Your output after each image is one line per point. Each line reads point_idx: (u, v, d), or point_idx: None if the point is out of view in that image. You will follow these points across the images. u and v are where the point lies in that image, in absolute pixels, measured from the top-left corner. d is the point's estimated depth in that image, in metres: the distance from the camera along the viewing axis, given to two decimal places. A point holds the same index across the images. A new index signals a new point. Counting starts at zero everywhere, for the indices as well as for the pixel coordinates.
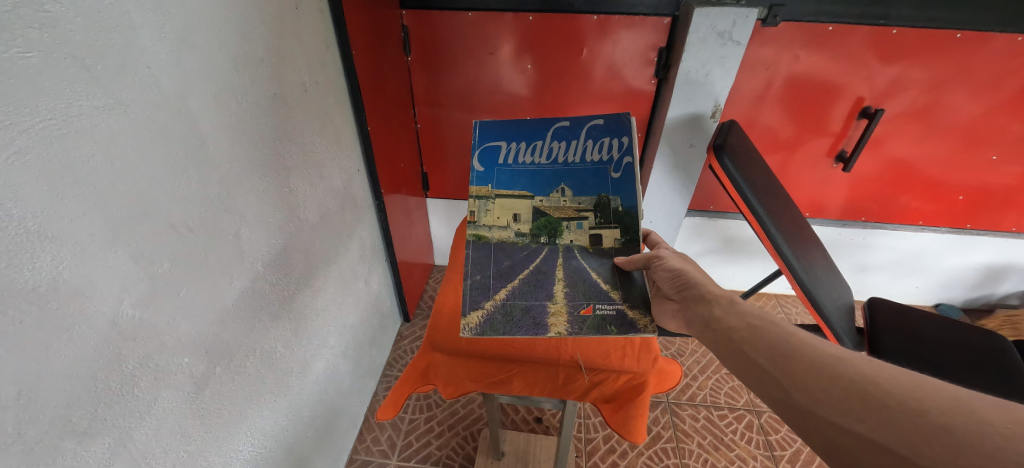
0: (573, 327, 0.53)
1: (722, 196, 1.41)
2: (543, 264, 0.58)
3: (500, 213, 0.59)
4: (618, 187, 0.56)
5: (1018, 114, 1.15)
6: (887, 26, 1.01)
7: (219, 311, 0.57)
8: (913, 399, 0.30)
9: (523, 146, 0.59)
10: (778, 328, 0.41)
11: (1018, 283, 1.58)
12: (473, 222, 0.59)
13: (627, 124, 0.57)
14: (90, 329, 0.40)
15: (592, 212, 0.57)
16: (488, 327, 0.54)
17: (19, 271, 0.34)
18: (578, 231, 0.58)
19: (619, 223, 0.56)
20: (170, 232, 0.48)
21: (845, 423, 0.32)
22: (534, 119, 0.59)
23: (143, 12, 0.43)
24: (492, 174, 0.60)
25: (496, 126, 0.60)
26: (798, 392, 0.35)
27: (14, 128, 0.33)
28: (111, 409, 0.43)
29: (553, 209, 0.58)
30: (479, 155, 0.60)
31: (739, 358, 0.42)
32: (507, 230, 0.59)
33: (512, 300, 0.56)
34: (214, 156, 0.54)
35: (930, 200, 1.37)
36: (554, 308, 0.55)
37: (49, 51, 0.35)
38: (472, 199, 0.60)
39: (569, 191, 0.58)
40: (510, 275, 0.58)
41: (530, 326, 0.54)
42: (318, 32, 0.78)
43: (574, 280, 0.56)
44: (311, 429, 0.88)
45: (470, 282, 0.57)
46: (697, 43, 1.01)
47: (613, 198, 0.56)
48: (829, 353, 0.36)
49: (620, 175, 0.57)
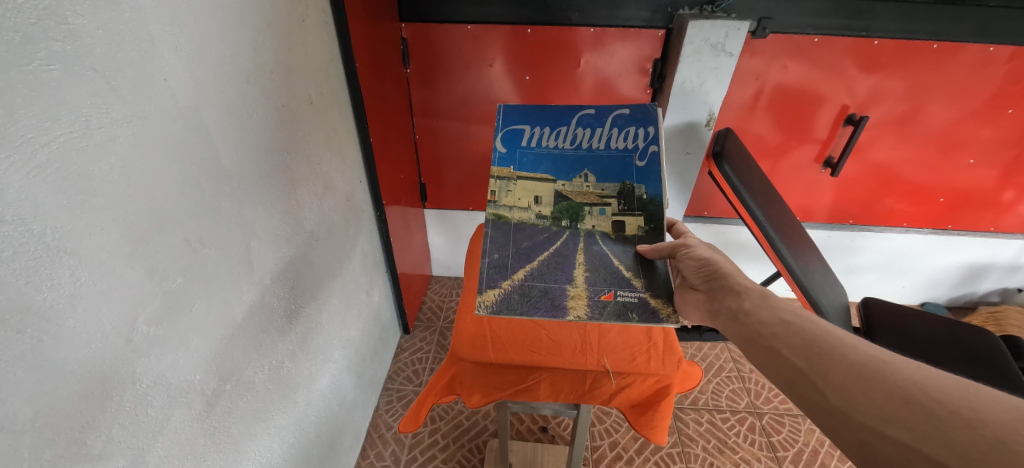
0: (594, 312, 0.53)
1: (715, 202, 1.45)
2: (563, 247, 0.58)
3: (522, 194, 0.59)
4: (643, 176, 0.58)
5: (989, 120, 1.21)
6: (869, 38, 1.07)
7: (229, 328, 0.56)
8: (967, 409, 0.30)
9: (547, 130, 0.61)
10: (814, 324, 0.42)
11: (997, 280, 1.64)
12: (494, 202, 0.59)
13: (653, 115, 0.59)
14: (107, 345, 0.39)
15: (616, 199, 0.58)
16: (505, 306, 0.54)
17: (37, 288, 0.33)
18: (600, 216, 0.58)
19: (643, 211, 0.58)
20: (184, 246, 0.47)
21: (886, 429, 0.32)
22: (561, 105, 0.61)
23: (160, 25, 0.42)
24: (514, 156, 0.61)
25: (520, 110, 0.61)
26: (835, 394, 0.36)
27: (35, 141, 0.32)
28: (125, 430, 0.42)
29: (576, 194, 0.59)
30: (502, 136, 0.61)
31: (772, 355, 0.42)
32: (528, 212, 0.59)
33: (531, 281, 0.56)
34: (226, 168, 0.53)
35: (912, 202, 1.43)
36: (575, 292, 0.55)
37: (72, 64, 0.34)
38: (494, 179, 0.59)
39: (592, 177, 0.59)
40: (530, 256, 0.58)
41: (548, 307, 0.54)
42: (323, 44, 0.79)
43: (594, 265, 0.56)
44: (317, 446, 0.86)
45: (489, 261, 0.58)
46: (690, 54, 1.05)
47: (637, 186, 0.58)
48: (872, 355, 0.36)
49: (645, 164, 0.59)
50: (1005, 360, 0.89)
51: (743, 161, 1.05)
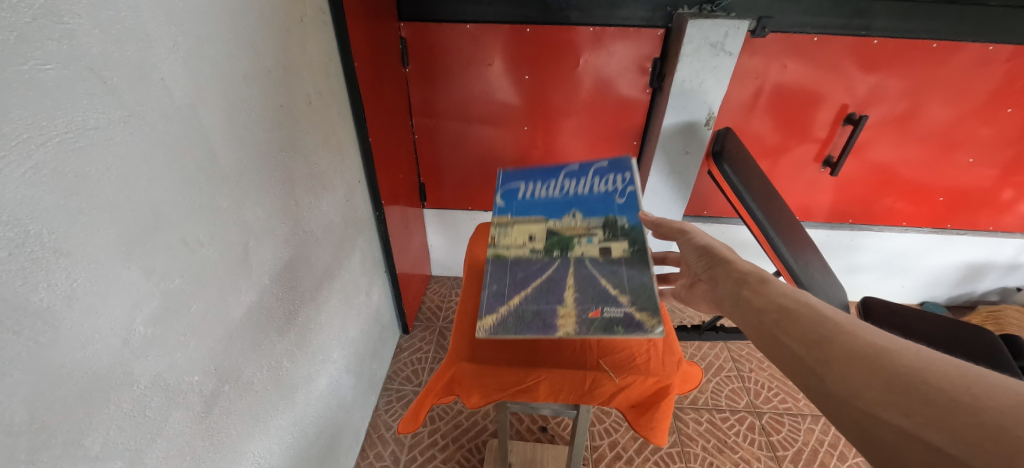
0: (581, 328, 0.52)
1: (714, 201, 1.45)
2: (554, 273, 0.58)
3: (517, 234, 0.65)
4: (624, 209, 0.64)
5: (988, 119, 1.21)
6: (868, 37, 1.07)
7: (227, 329, 0.56)
8: (967, 396, 0.29)
9: (540, 185, 0.71)
10: (816, 312, 0.42)
11: (996, 279, 1.64)
12: (492, 243, 0.64)
13: (627, 164, 0.70)
14: (104, 346, 0.39)
15: (601, 230, 0.62)
16: (501, 329, 0.53)
17: (34, 289, 0.33)
18: (588, 245, 0.61)
19: (626, 237, 0.60)
20: (182, 247, 0.47)
21: (885, 414, 0.32)
22: (552, 167, 0.72)
23: (158, 25, 0.42)
24: (510, 207, 0.69)
25: (517, 172, 0.74)
26: (834, 381, 0.36)
27: (32, 141, 0.32)
28: (124, 431, 0.42)
29: (565, 229, 0.63)
30: (501, 193, 0.71)
31: (772, 342, 0.42)
32: (523, 248, 0.63)
33: (524, 305, 0.55)
34: (223, 168, 0.53)
35: (911, 201, 1.43)
36: (564, 311, 0.54)
37: (68, 63, 0.34)
38: (493, 225, 0.67)
39: (580, 214, 0.65)
40: (524, 284, 0.58)
41: (538, 327, 0.53)
42: (322, 44, 0.79)
43: (583, 286, 0.56)
44: (316, 447, 0.86)
45: (488, 291, 0.58)
46: (690, 54, 1.05)
47: (619, 218, 0.63)
48: (873, 343, 0.36)
49: (626, 200, 0.65)
50: (1003, 354, 0.90)
51: (743, 161, 1.05)
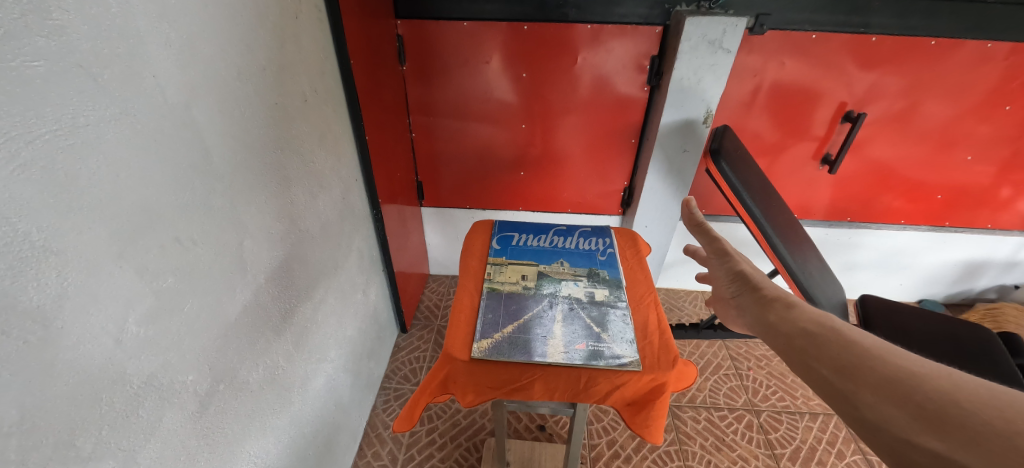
0: (570, 356, 0.66)
1: (713, 199, 1.45)
2: (544, 309, 0.76)
3: (512, 273, 0.84)
4: (604, 264, 0.88)
5: (986, 117, 1.21)
6: (867, 34, 1.07)
7: (222, 328, 0.56)
8: (1001, 419, 0.28)
9: (529, 236, 0.96)
10: (841, 334, 0.40)
11: (994, 277, 1.65)
12: (491, 279, 0.82)
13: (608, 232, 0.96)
14: (96, 346, 0.38)
15: (585, 277, 0.84)
16: (495, 351, 0.67)
17: (23, 288, 0.32)
18: (573, 287, 0.82)
19: (607, 286, 0.82)
20: (175, 245, 0.46)
21: (921, 440, 0.30)
22: (537, 224, 1.00)
23: (149, 20, 0.42)
24: (506, 250, 0.91)
25: (511, 223, 0.99)
26: (865, 406, 0.34)
27: (20, 138, 0.31)
28: (116, 432, 0.41)
29: (554, 272, 0.86)
30: (497, 239, 0.93)
31: (800, 367, 0.41)
32: (517, 284, 0.82)
33: (517, 333, 0.70)
34: (217, 167, 0.52)
35: (910, 199, 1.43)
36: (553, 342, 0.69)
37: (56, 59, 0.33)
38: (491, 265, 0.86)
39: (566, 264, 0.88)
40: (517, 316, 0.74)
41: (529, 351, 0.67)
42: (317, 42, 0.78)
43: (570, 322, 0.73)
44: (312, 446, 0.85)
45: (484, 319, 0.73)
46: (688, 51, 1.05)
47: (601, 271, 0.86)
48: (902, 366, 0.35)
49: (605, 257, 0.90)
50: (999, 351, 0.91)
51: (741, 160, 1.05)
